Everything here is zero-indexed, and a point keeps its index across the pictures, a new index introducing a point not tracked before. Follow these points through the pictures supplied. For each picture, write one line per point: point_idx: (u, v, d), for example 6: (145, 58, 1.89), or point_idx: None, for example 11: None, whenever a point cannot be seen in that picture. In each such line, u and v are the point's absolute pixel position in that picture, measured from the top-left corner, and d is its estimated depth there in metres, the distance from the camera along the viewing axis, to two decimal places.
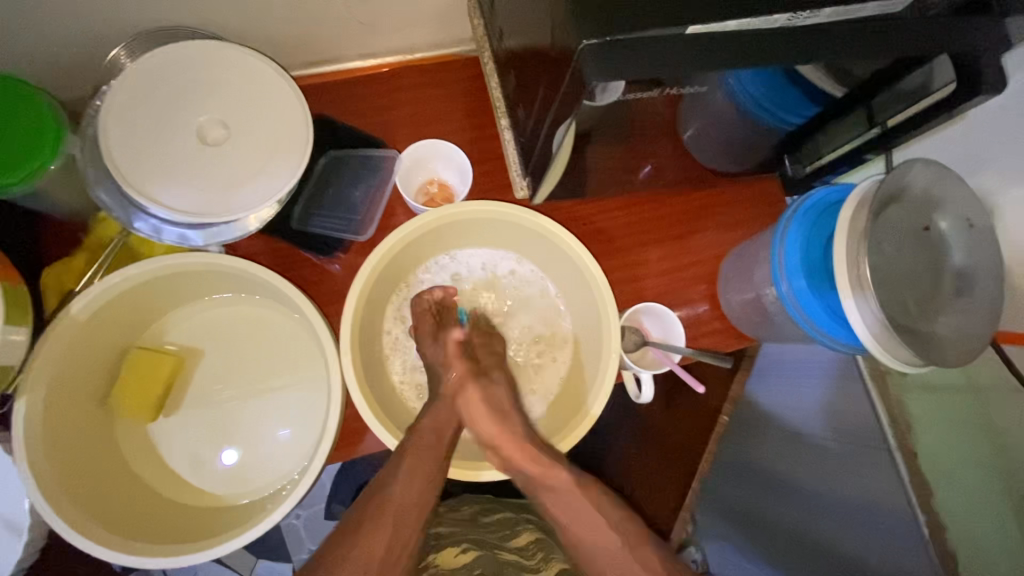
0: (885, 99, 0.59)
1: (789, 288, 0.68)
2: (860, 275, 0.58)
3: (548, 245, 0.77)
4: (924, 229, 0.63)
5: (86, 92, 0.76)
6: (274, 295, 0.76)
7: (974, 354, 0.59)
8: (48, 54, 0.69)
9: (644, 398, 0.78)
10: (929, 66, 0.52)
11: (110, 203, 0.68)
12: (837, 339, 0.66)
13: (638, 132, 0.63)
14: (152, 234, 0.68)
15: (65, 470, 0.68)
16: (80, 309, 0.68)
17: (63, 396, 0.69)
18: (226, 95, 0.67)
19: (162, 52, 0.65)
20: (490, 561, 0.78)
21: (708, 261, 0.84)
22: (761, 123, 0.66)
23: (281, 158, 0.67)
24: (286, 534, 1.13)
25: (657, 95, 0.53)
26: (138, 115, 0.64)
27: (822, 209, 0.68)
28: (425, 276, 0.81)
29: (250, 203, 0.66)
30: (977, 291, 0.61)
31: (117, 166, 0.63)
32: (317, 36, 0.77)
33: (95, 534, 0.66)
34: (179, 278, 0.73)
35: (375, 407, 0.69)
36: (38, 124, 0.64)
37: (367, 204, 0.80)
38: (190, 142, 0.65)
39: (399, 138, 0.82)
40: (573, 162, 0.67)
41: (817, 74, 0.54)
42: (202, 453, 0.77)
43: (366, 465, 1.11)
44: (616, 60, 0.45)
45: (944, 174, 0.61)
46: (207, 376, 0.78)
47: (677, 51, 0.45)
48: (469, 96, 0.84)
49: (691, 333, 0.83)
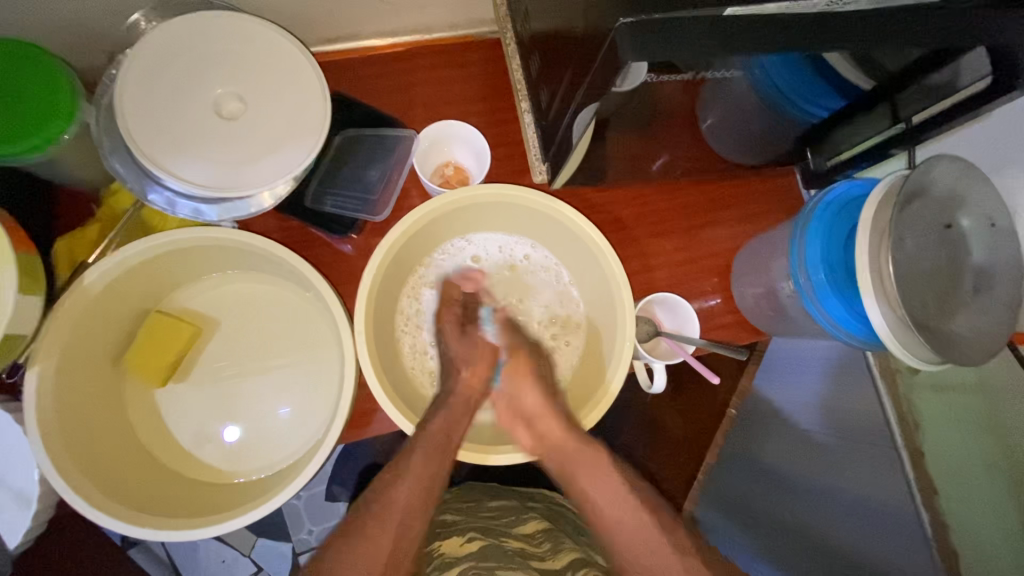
0: (910, 95, 0.59)
1: (807, 281, 0.68)
2: (883, 272, 0.58)
3: (565, 232, 0.76)
4: (946, 226, 0.62)
5: (102, 62, 0.75)
6: (288, 274, 0.76)
7: (990, 352, 0.59)
8: (57, 21, 0.68)
9: (656, 388, 0.78)
10: (960, 62, 0.52)
11: (125, 173, 0.67)
12: (852, 334, 0.65)
13: (659, 119, 0.62)
14: (167, 207, 0.68)
15: (76, 440, 0.68)
16: (93, 281, 0.67)
17: (73, 365, 0.69)
18: (244, 68, 0.66)
19: (182, 19, 0.64)
20: (495, 549, 0.77)
21: (723, 254, 0.83)
22: (786, 114, 0.65)
23: (296, 135, 0.66)
24: (287, 515, 1.14)
25: (686, 79, 0.52)
26: (155, 84, 0.63)
27: (844, 203, 0.68)
28: (442, 258, 0.81)
29: (265, 178, 0.65)
30: (995, 289, 0.61)
31: (130, 133, 0.62)
32: (336, 11, 0.76)
33: (102, 506, 0.66)
34: (191, 253, 0.73)
35: (389, 390, 0.68)
36: (48, 86, 0.63)
37: (381, 185, 0.79)
38: (206, 114, 0.64)
39: (416, 119, 0.81)
40: (593, 147, 0.66)
41: (845, 65, 0.53)
42: (208, 427, 0.77)
43: (369, 448, 1.11)
44: (651, 37, 0.44)
45: (969, 172, 0.61)
46: (215, 352, 0.78)
47: (712, 32, 0.44)
48: (486, 77, 0.83)
49: (703, 325, 0.82)
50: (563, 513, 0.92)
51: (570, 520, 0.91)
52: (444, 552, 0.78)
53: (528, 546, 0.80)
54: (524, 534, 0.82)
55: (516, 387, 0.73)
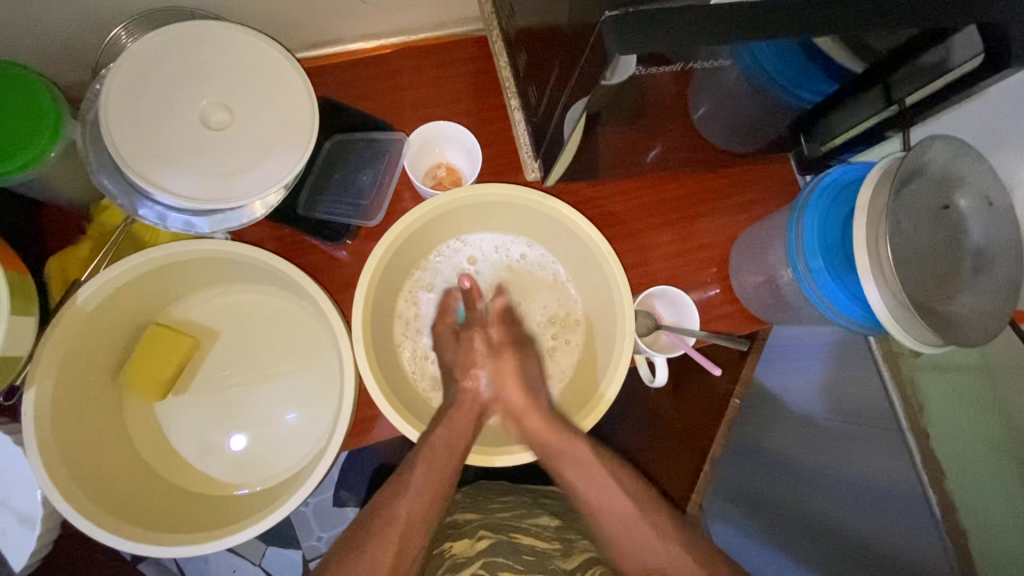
0: (902, 77, 0.58)
1: (806, 268, 0.67)
2: (880, 257, 0.57)
3: (560, 229, 0.76)
4: (943, 207, 0.62)
5: (85, 77, 0.75)
6: (283, 282, 0.75)
7: (990, 333, 0.58)
8: (38, 39, 0.67)
9: (657, 381, 0.78)
10: (951, 42, 0.51)
11: (114, 190, 0.66)
12: (854, 319, 0.65)
13: (651, 110, 0.61)
14: (158, 221, 0.68)
15: (77, 459, 0.68)
16: (86, 299, 0.67)
17: (71, 384, 0.69)
18: (228, 78, 0.65)
19: (162, 32, 0.63)
20: (505, 546, 0.76)
21: (721, 244, 0.83)
22: (777, 101, 0.64)
23: (285, 143, 0.66)
24: (296, 522, 1.13)
25: (674, 70, 0.51)
26: (141, 97, 0.63)
27: (840, 186, 0.67)
28: (438, 259, 0.80)
29: (256, 188, 0.64)
30: (995, 268, 0.61)
31: (118, 150, 0.61)
32: (318, 15, 0.75)
33: (109, 526, 0.66)
34: (185, 265, 0.72)
35: (389, 395, 0.68)
36: (32, 105, 0.63)
37: (374, 189, 0.78)
38: (193, 126, 0.64)
39: (405, 121, 0.81)
40: (585, 142, 0.65)
41: (835, 49, 0.52)
42: (212, 439, 0.77)
43: (374, 453, 1.10)
44: (639, 28, 0.43)
45: (964, 151, 0.60)
46: (216, 364, 0.77)
47: (700, 21, 0.43)
48: (475, 75, 0.82)
49: (703, 317, 0.82)
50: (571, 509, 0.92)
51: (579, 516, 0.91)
52: (455, 553, 0.77)
53: (539, 541, 0.80)
54: (534, 529, 0.82)
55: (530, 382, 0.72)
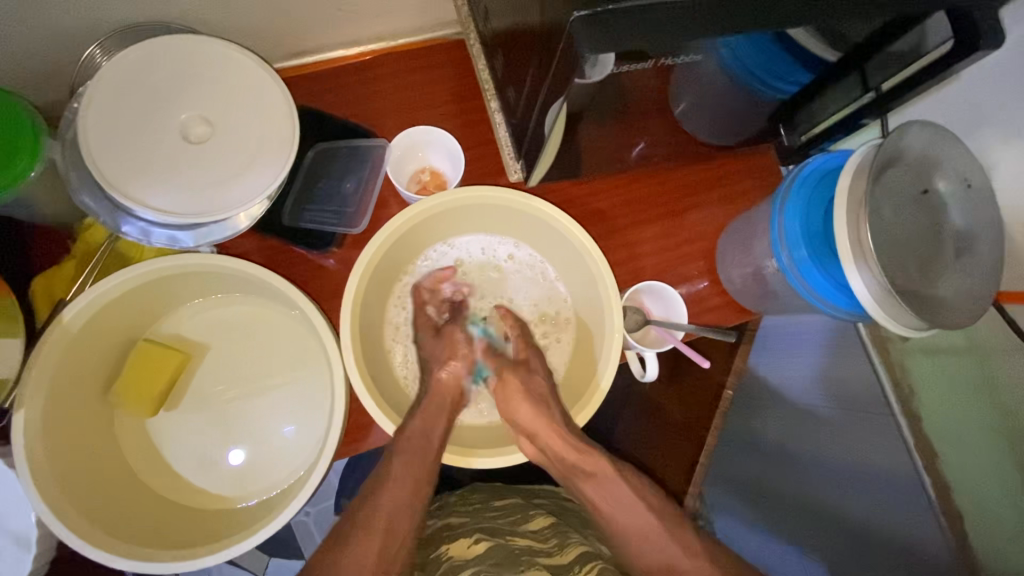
0: (877, 64, 0.58)
1: (790, 258, 0.68)
2: (862, 243, 0.58)
3: (546, 228, 0.76)
4: (923, 192, 0.62)
5: (63, 96, 0.74)
6: (272, 293, 0.75)
7: (975, 314, 0.59)
8: (14, 60, 0.67)
9: (648, 376, 0.78)
10: (922, 26, 0.52)
11: (96, 209, 0.66)
12: (839, 306, 0.65)
13: (631, 107, 0.61)
14: (141, 238, 0.67)
15: (70, 480, 0.68)
16: (73, 318, 0.67)
17: (61, 404, 0.68)
18: (207, 91, 0.65)
19: (139, 47, 0.63)
20: (502, 549, 0.76)
21: (707, 236, 0.83)
22: (755, 93, 0.65)
23: (267, 154, 0.66)
24: (297, 532, 1.13)
25: (648, 67, 0.51)
26: (119, 114, 0.62)
27: (822, 174, 0.68)
28: (425, 263, 0.80)
29: (239, 200, 0.64)
30: (978, 249, 0.61)
31: (99, 168, 0.61)
32: (296, 25, 0.75)
33: (104, 544, 0.66)
34: (172, 280, 0.72)
35: (379, 401, 0.68)
36: (10, 125, 0.62)
37: (357, 196, 0.79)
38: (173, 141, 0.64)
39: (388, 127, 0.81)
40: (566, 142, 0.65)
41: (807, 40, 0.53)
42: (207, 452, 0.76)
43: (372, 460, 1.10)
44: (609, 27, 0.43)
45: (940, 135, 0.61)
46: (208, 377, 0.77)
47: (669, 17, 0.44)
48: (455, 79, 0.82)
49: (693, 310, 0.82)
50: (568, 508, 0.92)
51: (577, 515, 0.91)
52: (452, 556, 0.77)
53: (536, 542, 0.79)
54: (531, 531, 0.82)
55: (527, 380, 0.73)
